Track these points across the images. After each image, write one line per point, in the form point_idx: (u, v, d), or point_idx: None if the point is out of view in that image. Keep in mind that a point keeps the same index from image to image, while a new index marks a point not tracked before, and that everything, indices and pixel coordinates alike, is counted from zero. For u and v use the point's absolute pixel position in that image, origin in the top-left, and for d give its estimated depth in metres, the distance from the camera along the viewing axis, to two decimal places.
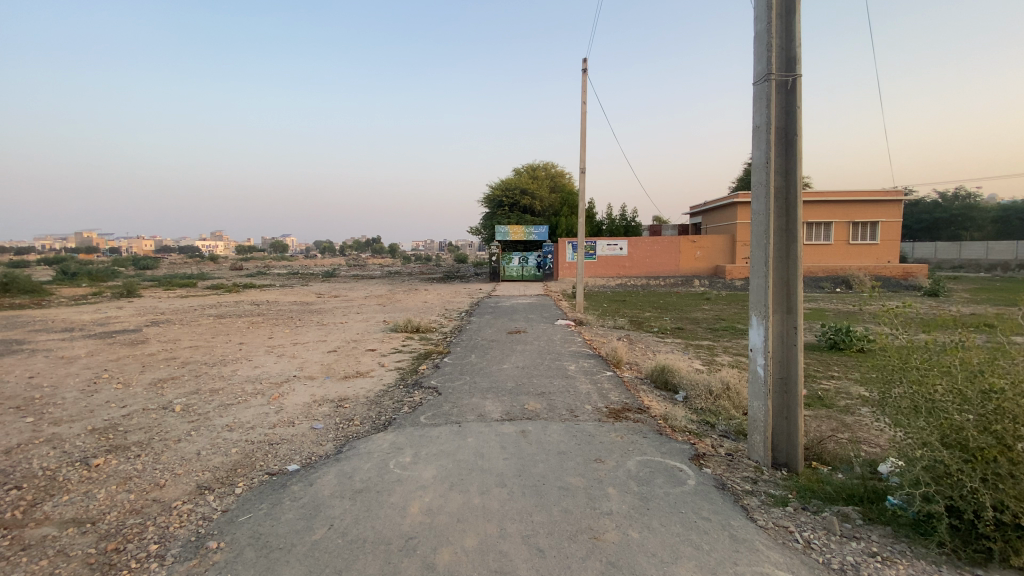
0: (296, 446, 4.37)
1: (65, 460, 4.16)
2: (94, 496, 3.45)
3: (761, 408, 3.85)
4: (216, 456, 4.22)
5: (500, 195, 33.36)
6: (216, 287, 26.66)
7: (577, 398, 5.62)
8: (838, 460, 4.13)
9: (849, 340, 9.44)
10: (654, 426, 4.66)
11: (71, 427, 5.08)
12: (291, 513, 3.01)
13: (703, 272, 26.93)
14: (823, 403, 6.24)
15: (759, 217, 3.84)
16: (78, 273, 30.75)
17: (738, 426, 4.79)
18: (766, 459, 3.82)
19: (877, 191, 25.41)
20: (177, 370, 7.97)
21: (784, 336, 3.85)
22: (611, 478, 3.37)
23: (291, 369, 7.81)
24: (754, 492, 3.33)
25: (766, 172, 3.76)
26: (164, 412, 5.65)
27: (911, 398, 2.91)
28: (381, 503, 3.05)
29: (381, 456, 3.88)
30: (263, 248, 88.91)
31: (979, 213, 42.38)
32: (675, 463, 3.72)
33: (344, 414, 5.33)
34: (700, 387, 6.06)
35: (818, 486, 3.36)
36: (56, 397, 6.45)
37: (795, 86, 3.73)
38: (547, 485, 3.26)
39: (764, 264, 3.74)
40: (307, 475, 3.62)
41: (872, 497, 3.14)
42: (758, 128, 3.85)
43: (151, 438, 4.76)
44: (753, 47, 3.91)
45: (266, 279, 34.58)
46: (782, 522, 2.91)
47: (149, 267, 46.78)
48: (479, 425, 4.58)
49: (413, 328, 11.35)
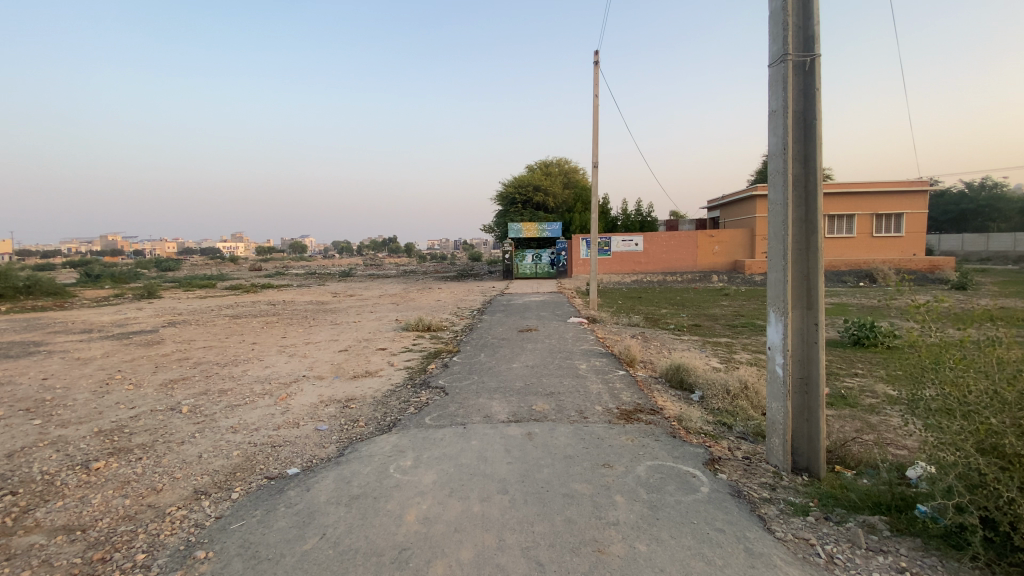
0: (298, 449, 4.29)
1: (66, 463, 4.16)
2: (90, 502, 3.43)
3: (780, 409, 3.64)
4: (216, 458, 4.16)
5: (513, 191, 33.33)
6: (235, 288, 27.27)
7: (588, 399, 5.44)
8: (862, 463, 3.90)
9: (873, 335, 9.10)
10: (667, 428, 4.48)
11: (78, 429, 5.11)
12: (283, 521, 2.92)
13: (722, 268, 26.40)
14: (847, 402, 5.97)
15: (776, 207, 3.63)
16: (102, 273, 31.76)
17: (756, 428, 4.57)
18: (786, 464, 3.60)
19: (901, 182, 24.63)
20: (188, 371, 8.00)
21: (804, 333, 3.63)
22: (619, 485, 3.20)
23: (300, 369, 7.76)
24: (772, 499, 3.13)
25: (782, 159, 3.54)
26: (172, 413, 5.65)
27: (943, 400, 2.68)
28: (377, 510, 2.93)
29: (382, 459, 3.76)
30: (282, 249, 90.73)
31: (1007, 203, 40.85)
32: (689, 469, 3.52)
33: (349, 415, 5.23)
34: (716, 386, 5.83)
35: (842, 493, 3.15)
36: (68, 398, 6.53)
37: (814, 67, 3.49)
38: (551, 492, 3.11)
39: (782, 257, 3.52)
40: (305, 479, 3.53)
41: (900, 506, 2.91)
42: (774, 112, 3.63)
43: (155, 440, 4.73)
44: (768, 27, 3.68)
45: (285, 279, 35.23)
46: (802, 534, 2.70)
47: (173, 268, 47.88)
48: (484, 426, 4.46)
49: (424, 327, 11.27)
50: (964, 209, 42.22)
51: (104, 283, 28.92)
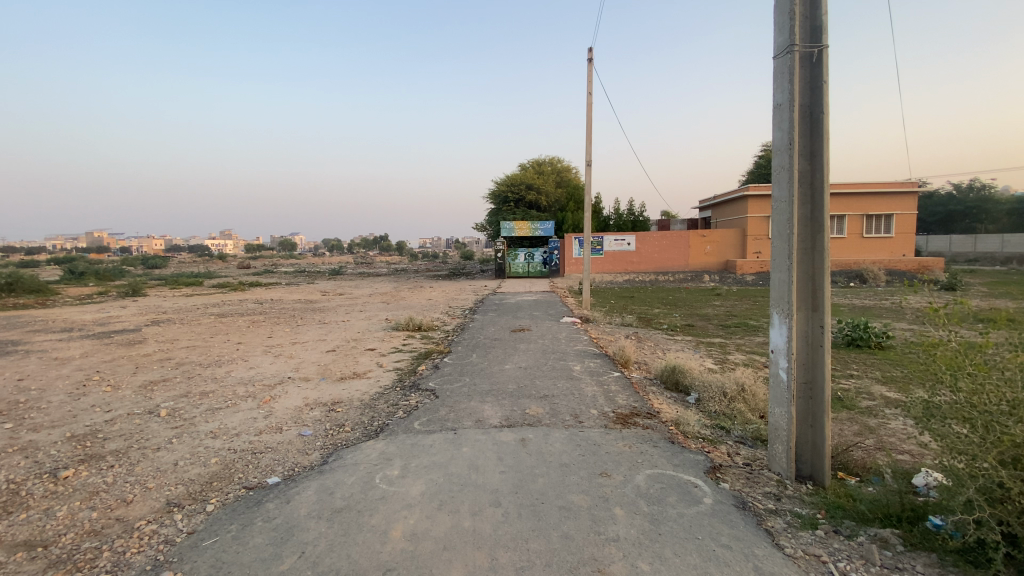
0: (280, 456, 4.07)
1: (34, 472, 3.92)
2: (54, 515, 3.21)
3: (784, 416, 3.50)
4: (193, 466, 3.94)
5: (505, 190, 33.06)
6: (223, 287, 25.87)
7: (583, 402, 5.26)
8: (866, 471, 3.79)
9: (868, 336, 9.04)
10: (665, 433, 4.33)
11: (50, 435, 4.84)
12: (260, 537, 2.72)
13: (713, 267, 26.43)
14: (843, 404, 5.89)
15: (782, 205, 3.47)
16: (85, 272, 30.76)
17: (755, 433, 4.45)
18: (790, 472, 3.45)
19: (891, 183, 24.77)
20: (170, 372, 7.69)
21: (810, 337, 3.48)
22: (618, 497, 3.04)
23: (286, 370, 7.51)
24: (779, 511, 2.98)
25: (788, 155, 3.38)
26: (149, 418, 5.37)
27: (962, 408, 2.54)
28: (361, 526, 2.74)
29: (367, 468, 3.56)
30: (273, 248, 90.01)
31: (994, 204, 41.28)
32: (690, 478, 3.36)
33: (335, 419, 5.03)
34: (713, 389, 5.69)
35: (849, 504, 3.02)
36: (42, 401, 6.23)
37: (821, 59, 3.34)
38: (547, 505, 2.93)
39: (787, 258, 3.38)
40: (286, 491, 3.32)
41: (910, 518, 2.79)
42: (779, 106, 3.48)
43: (130, 446, 4.49)
44: (774, 18, 3.53)
45: (274, 279, 32.86)
46: (812, 550, 2.55)
47: (159, 267, 46.76)
48: (475, 432, 4.27)
49: (415, 327, 11.05)
50: (952, 210, 42.70)
51: (86, 281, 27.99)
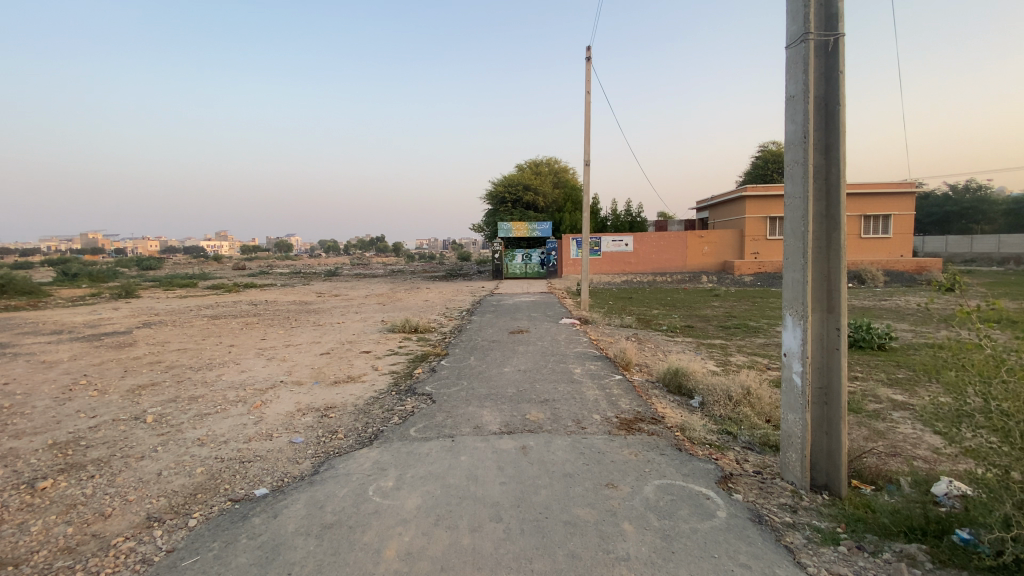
0: (269, 466, 3.87)
1: (10, 482, 3.72)
2: (27, 530, 3.00)
3: (797, 422, 3.33)
4: (177, 477, 3.74)
5: (502, 190, 32.88)
6: (217, 288, 25.78)
7: (584, 406, 5.10)
8: (881, 478, 3.62)
9: (870, 337, 8.89)
10: (670, 439, 4.15)
11: (31, 442, 4.63)
12: (244, 556, 2.53)
13: (711, 268, 26.33)
14: (850, 407, 5.73)
15: (796, 200, 3.30)
16: (79, 274, 30.50)
17: (764, 437, 4.29)
18: (804, 482, 3.28)
19: (889, 183, 24.67)
20: (158, 376, 7.48)
21: (824, 339, 3.31)
22: (626, 510, 2.87)
23: (279, 374, 7.32)
24: (796, 525, 2.81)
25: (801, 148, 3.23)
26: (134, 424, 5.16)
27: (1000, 418, 2.37)
28: (352, 543, 2.56)
29: (360, 480, 3.37)
30: (270, 250, 90.21)
31: (990, 205, 41.42)
32: (701, 489, 3.19)
33: (327, 425, 4.84)
34: (717, 392, 5.50)
35: (870, 516, 2.85)
36: (26, 405, 6.02)
37: (837, 48, 3.19)
38: (550, 520, 2.75)
39: (802, 256, 3.21)
40: (274, 504, 3.14)
41: (937, 531, 2.62)
42: (792, 98, 3.33)
43: (112, 453, 4.30)
44: (786, 6, 3.39)
45: (269, 279, 32.91)
46: (836, 569, 2.39)
47: (154, 268, 46.64)
48: (473, 440, 4.08)
49: (411, 329, 10.86)
50: (948, 211, 42.87)
51: (81, 283, 27.91)
